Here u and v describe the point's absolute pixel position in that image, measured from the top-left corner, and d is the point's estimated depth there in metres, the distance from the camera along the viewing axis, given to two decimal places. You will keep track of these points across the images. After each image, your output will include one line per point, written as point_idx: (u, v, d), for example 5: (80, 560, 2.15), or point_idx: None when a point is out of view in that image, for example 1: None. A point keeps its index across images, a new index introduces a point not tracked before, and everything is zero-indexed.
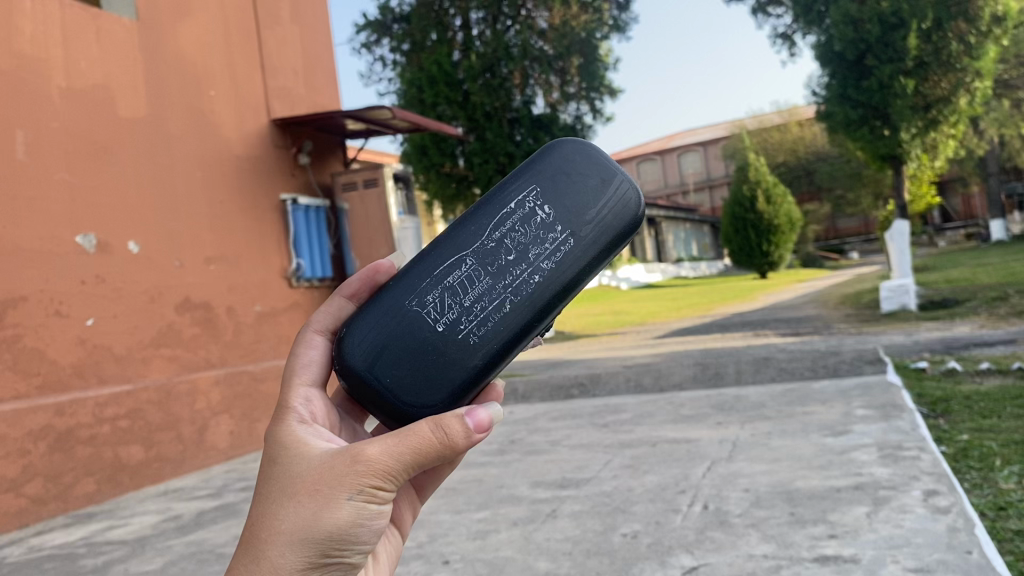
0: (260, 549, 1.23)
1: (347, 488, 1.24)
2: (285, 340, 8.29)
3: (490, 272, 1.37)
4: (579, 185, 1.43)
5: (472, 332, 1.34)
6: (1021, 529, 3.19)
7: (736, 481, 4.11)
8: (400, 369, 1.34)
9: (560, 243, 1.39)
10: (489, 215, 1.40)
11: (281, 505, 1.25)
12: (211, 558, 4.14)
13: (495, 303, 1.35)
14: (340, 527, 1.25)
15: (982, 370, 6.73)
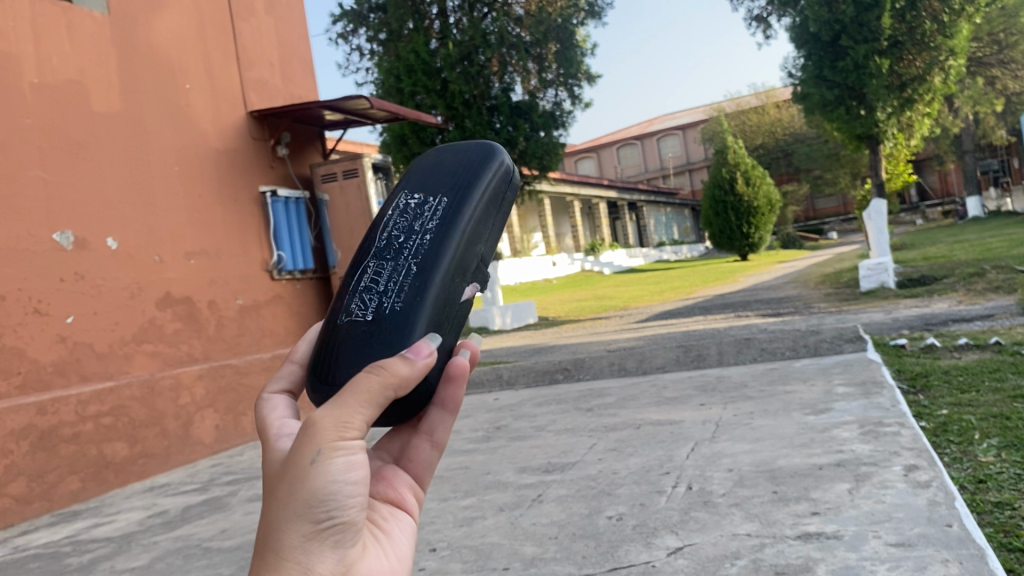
0: (262, 544, 1.15)
1: (308, 456, 1.16)
2: (268, 332, 8.26)
3: (392, 258, 1.38)
4: (439, 176, 1.49)
5: (396, 298, 1.32)
6: (1000, 500, 3.24)
7: (719, 461, 4.15)
8: (349, 363, 1.29)
9: (435, 210, 1.43)
10: (376, 233, 1.46)
11: (269, 504, 1.18)
12: (198, 553, 4.14)
13: (404, 274, 1.35)
14: (317, 497, 1.16)
15: (960, 346, 6.81)
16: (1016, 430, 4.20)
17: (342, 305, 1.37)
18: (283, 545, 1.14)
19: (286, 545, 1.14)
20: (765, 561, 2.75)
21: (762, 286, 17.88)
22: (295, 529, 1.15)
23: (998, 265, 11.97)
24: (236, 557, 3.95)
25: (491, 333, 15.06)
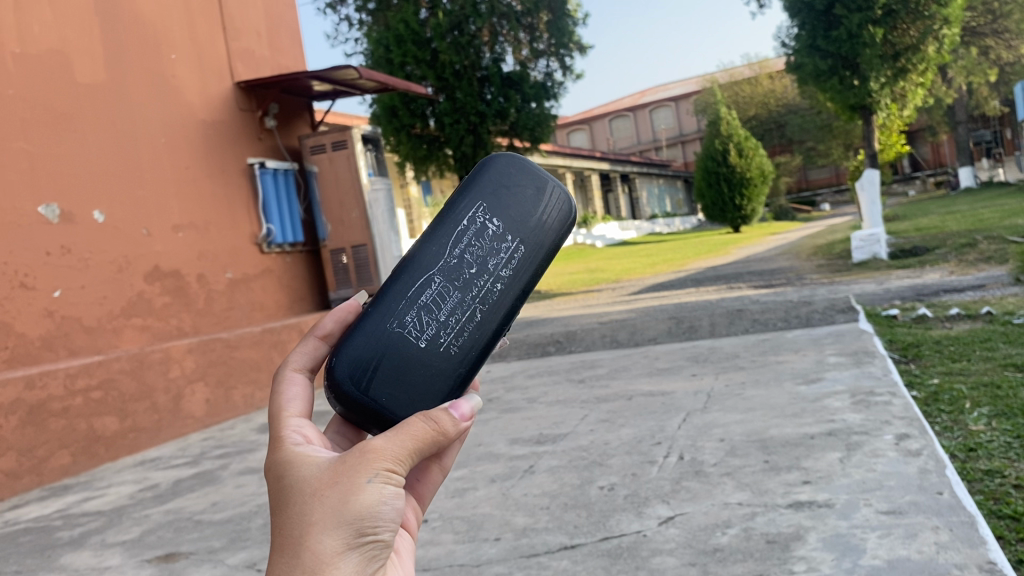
0: (294, 543, 0.97)
1: (366, 467, 1.01)
2: (258, 306, 8.21)
3: (458, 286, 1.26)
4: (519, 203, 1.33)
5: (454, 343, 1.25)
6: (990, 469, 3.24)
7: (711, 431, 4.14)
8: (391, 389, 1.21)
9: (513, 254, 1.30)
10: (446, 234, 1.29)
11: (306, 500, 1.00)
12: (189, 526, 4.12)
13: (467, 315, 1.26)
14: (368, 511, 1.00)
15: (952, 316, 6.81)
16: (1007, 399, 4.20)
17: (392, 304, 1.24)
18: (322, 552, 0.97)
19: (324, 551, 0.97)
20: (757, 529, 2.74)
21: (755, 257, 17.87)
22: (331, 538, 0.98)
23: (990, 235, 11.96)
24: (227, 529, 3.94)
25: None
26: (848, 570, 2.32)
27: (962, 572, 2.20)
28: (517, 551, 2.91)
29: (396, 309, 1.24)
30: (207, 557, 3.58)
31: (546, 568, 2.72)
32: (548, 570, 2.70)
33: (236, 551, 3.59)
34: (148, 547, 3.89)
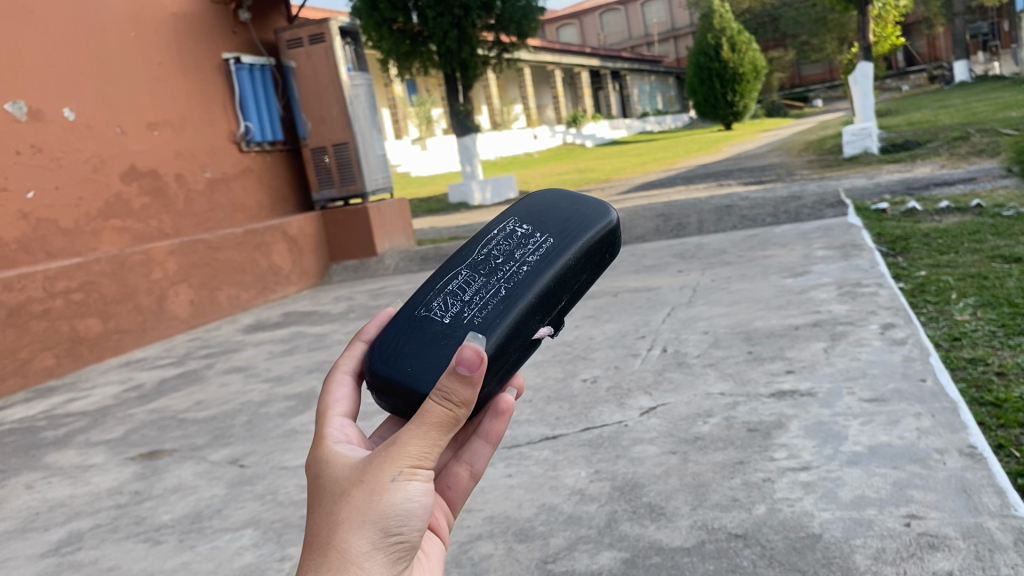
0: (321, 541, 0.91)
1: (391, 463, 0.93)
2: (240, 207, 8.06)
3: (483, 273, 1.11)
4: (553, 209, 1.19)
5: (477, 316, 1.07)
6: (973, 358, 3.22)
7: (695, 324, 4.12)
8: (414, 365, 1.06)
9: (543, 245, 1.13)
10: (475, 241, 1.18)
11: (335, 499, 0.93)
12: (172, 424, 4.11)
13: (492, 293, 1.09)
14: (393, 510, 0.92)
15: (941, 210, 6.73)
16: (993, 290, 4.16)
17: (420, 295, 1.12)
18: (347, 553, 0.90)
19: (350, 551, 0.90)
20: (738, 418, 2.72)
21: (746, 155, 17.64)
22: (355, 540, 0.90)
23: (983, 128, 11.81)
24: (211, 427, 3.93)
25: (471, 207, 14.93)
26: (829, 456, 2.30)
27: (942, 456, 2.18)
28: (498, 443, 2.89)
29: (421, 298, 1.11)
30: (190, 454, 3.57)
31: (527, 458, 2.71)
32: (529, 461, 2.68)
33: (219, 448, 3.58)
34: (132, 445, 3.88)
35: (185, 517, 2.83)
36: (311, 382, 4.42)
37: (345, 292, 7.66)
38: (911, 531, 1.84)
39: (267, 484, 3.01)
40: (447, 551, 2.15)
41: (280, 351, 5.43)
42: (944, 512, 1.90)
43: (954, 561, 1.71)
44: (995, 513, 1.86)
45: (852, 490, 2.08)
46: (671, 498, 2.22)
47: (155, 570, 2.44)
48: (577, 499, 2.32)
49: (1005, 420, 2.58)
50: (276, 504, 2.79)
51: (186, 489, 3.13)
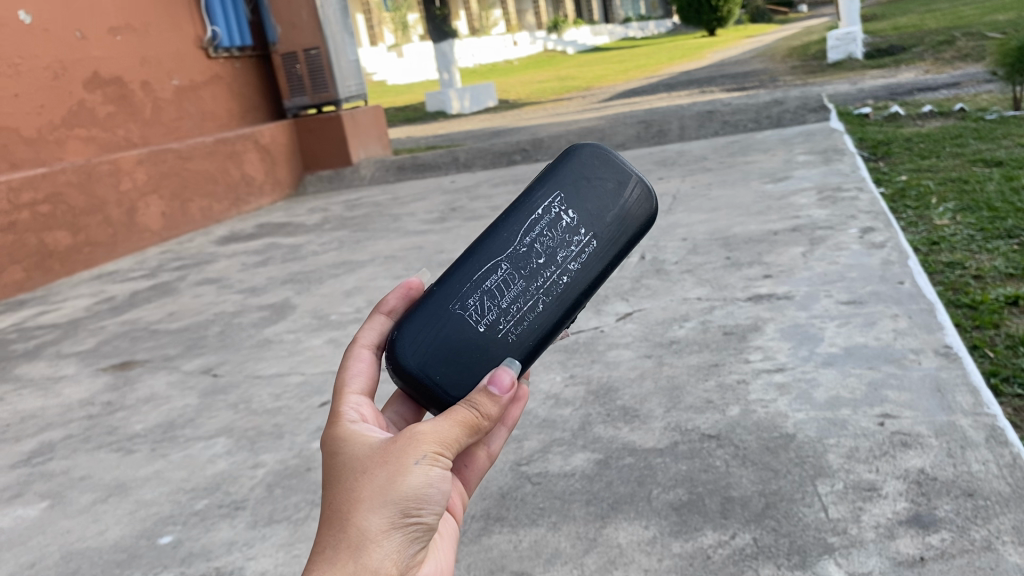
0: (339, 516, 0.85)
1: (413, 447, 0.89)
2: (210, 116, 7.83)
3: (523, 275, 1.13)
4: (600, 194, 1.17)
5: (513, 331, 1.10)
6: (951, 261, 3.19)
7: (674, 231, 4.06)
8: (444, 369, 1.07)
9: (585, 248, 1.15)
10: (519, 219, 1.15)
11: (353, 476, 0.88)
12: (144, 336, 4.05)
13: (530, 305, 1.12)
14: (413, 493, 0.87)
15: (924, 115, 6.63)
16: (974, 194, 4.12)
17: (454, 285, 1.11)
18: (366, 530, 0.84)
19: (368, 529, 0.84)
20: (714, 323, 2.69)
21: (729, 61, 17.34)
22: (376, 518, 0.85)
23: (968, 32, 11.61)
24: (184, 337, 3.88)
25: (449, 116, 14.63)
26: (804, 358, 2.28)
27: (917, 357, 2.16)
28: None
29: (458, 290, 1.10)
30: (163, 364, 3.52)
31: None
32: None
33: (192, 358, 3.53)
34: (104, 357, 3.83)
35: (157, 427, 2.79)
36: (285, 292, 4.36)
37: (320, 202, 7.53)
38: (884, 431, 1.83)
39: (240, 393, 2.97)
40: None
41: (254, 263, 5.35)
42: (918, 412, 1.89)
43: (926, 458, 1.70)
44: (967, 411, 1.85)
45: (827, 391, 2.07)
46: (645, 401, 2.20)
47: (128, 479, 2.41)
48: (552, 404, 2.30)
49: (981, 322, 2.57)
50: (250, 412, 2.76)
51: (158, 399, 3.09)
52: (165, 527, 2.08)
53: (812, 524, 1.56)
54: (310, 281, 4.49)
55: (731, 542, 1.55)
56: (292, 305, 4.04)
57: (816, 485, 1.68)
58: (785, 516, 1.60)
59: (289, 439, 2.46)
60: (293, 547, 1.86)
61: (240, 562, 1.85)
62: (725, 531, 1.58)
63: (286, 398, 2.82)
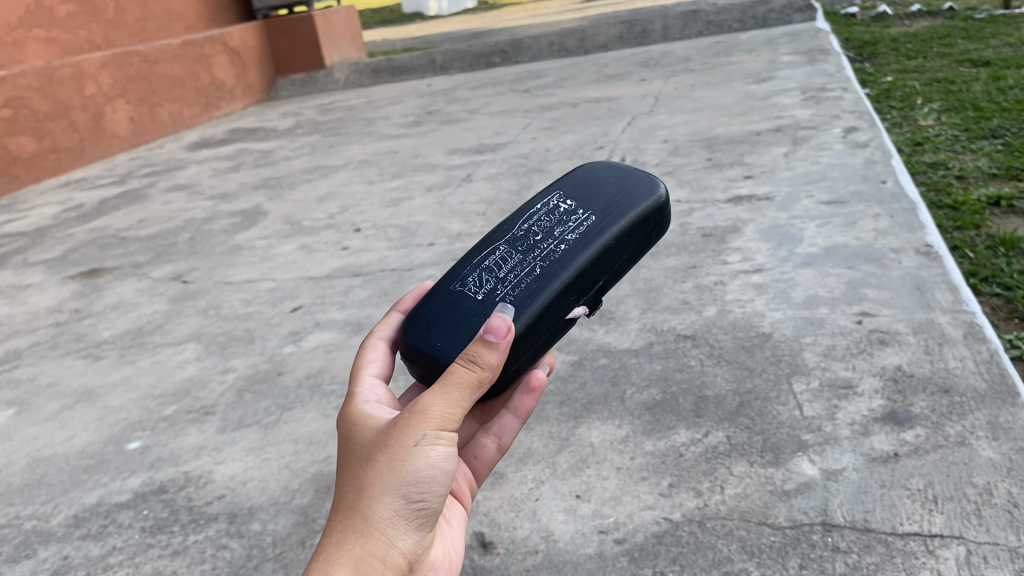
0: (345, 505, 0.83)
1: (413, 427, 0.84)
2: (177, 15, 7.46)
3: (520, 250, 1.08)
4: (599, 186, 1.15)
5: (510, 293, 1.03)
6: (935, 162, 3.14)
7: (655, 133, 3.96)
8: (443, 336, 1.01)
9: (581, 223, 1.10)
10: (518, 214, 1.14)
11: (359, 463, 0.85)
12: (113, 243, 3.96)
13: (528, 271, 1.05)
14: (415, 476, 0.84)
15: (912, 15, 6.45)
16: (959, 94, 4.04)
17: (456, 270, 1.08)
18: (370, 519, 0.82)
19: (373, 516, 0.82)
20: (693, 225, 2.64)
21: None
22: (379, 507, 0.83)
23: None
24: (153, 244, 3.79)
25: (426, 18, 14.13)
26: (783, 259, 2.24)
27: (897, 256, 2.13)
28: (449, 255, 2.78)
29: (458, 273, 1.07)
30: (131, 271, 3.44)
31: None
32: None
33: (161, 265, 3.45)
34: (72, 264, 3.74)
35: (126, 334, 2.74)
36: (257, 198, 4.25)
37: (293, 107, 7.32)
38: (861, 329, 1.81)
39: (210, 299, 2.92)
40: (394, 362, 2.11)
41: (226, 169, 5.21)
42: (896, 309, 1.86)
43: (904, 355, 1.68)
44: (946, 309, 1.82)
45: (805, 291, 2.03)
46: (622, 303, 2.16)
47: (96, 386, 2.37)
48: None
49: (962, 223, 2.53)
50: (220, 318, 2.71)
51: (127, 306, 3.02)
52: (133, 433, 2.04)
53: (787, 422, 1.54)
54: (282, 187, 4.38)
55: (704, 440, 1.53)
56: (264, 212, 3.95)
57: (792, 383, 1.65)
58: (760, 414, 1.58)
59: (260, 345, 2.41)
60: (263, 451, 1.83)
61: (209, 466, 1.82)
62: (699, 430, 1.56)
63: (257, 303, 2.76)
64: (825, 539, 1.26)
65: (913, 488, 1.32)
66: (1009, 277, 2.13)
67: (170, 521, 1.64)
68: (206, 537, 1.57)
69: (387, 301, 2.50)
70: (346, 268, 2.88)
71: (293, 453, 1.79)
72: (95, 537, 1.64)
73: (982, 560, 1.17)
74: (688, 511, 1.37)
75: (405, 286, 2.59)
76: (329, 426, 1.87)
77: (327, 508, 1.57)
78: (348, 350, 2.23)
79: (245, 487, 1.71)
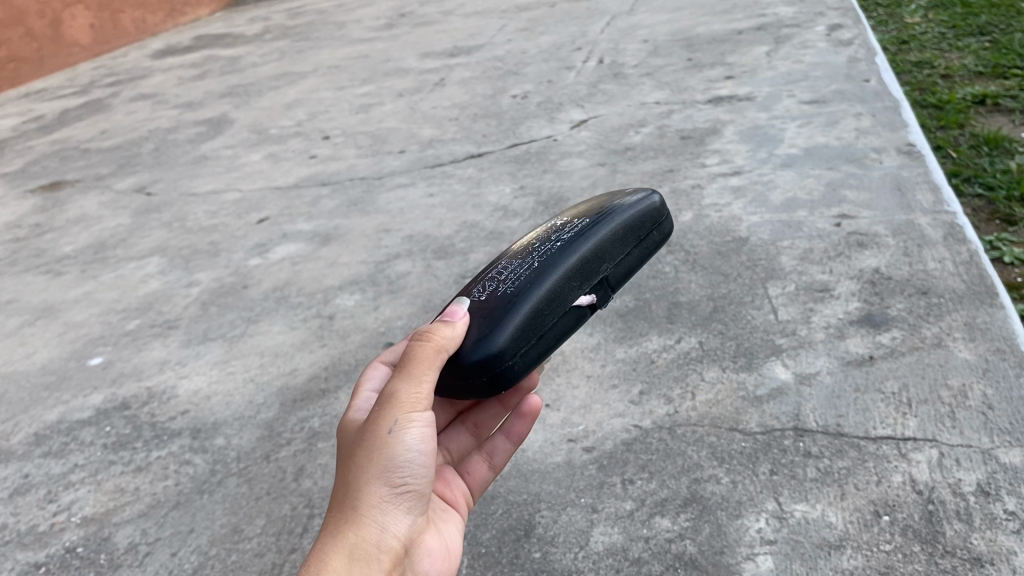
0: (336, 501, 0.85)
1: (386, 414, 0.86)
2: None
3: (525, 256, 1.02)
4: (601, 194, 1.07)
5: (508, 287, 0.96)
6: (920, 61, 3.04)
7: (635, 34, 3.81)
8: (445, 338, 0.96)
9: (575, 224, 1.03)
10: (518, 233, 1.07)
11: (346, 461, 0.87)
12: (75, 155, 3.82)
13: (524, 266, 0.99)
14: (395, 460, 0.85)
15: None
16: None
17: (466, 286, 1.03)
18: (359, 509, 0.83)
19: (362, 505, 0.84)
20: (671, 128, 2.55)
21: None
22: (364, 497, 0.84)
23: None
24: (116, 156, 3.66)
25: None
26: (762, 161, 2.17)
27: (879, 156, 2.06)
28: (420, 163, 2.69)
29: (468, 288, 1.03)
30: (93, 184, 3.33)
31: (450, 177, 2.52)
32: (451, 180, 2.50)
33: (125, 177, 3.34)
34: (32, 178, 3.62)
35: (88, 248, 2.65)
36: (222, 107, 4.10)
37: (262, 11, 7.01)
38: (840, 232, 1.76)
39: (175, 211, 2.82)
40: (364, 272, 2.05)
41: (192, 77, 5.02)
42: (876, 211, 1.81)
43: (882, 258, 1.63)
44: (926, 211, 1.77)
45: (784, 193, 1.98)
46: None
47: (56, 302, 2.30)
48: (499, 216, 2.18)
49: (945, 122, 2.46)
50: (185, 230, 2.63)
51: (89, 220, 2.93)
52: (95, 349, 1.99)
53: (761, 327, 1.50)
54: (249, 95, 4.22)
55: (676, 346, 1.50)
56: (230, 121, 3.81)
57: (767, 287, 1.61)
58: (733, 318, 1.54)
59: (225, 257, 2.34)
60: (228, 365, 1.79)
61: (173, 381, 1.77)
62: (671, 336, 1.53)
63: (223, 215, 2.67)
64: (797, 444, 1.23)
65: (888, 392, 1.30)
66: (992, 177, 2.07)
67: (132, 438, 1.60)
68: (169, 453, 1.54)
69: (356, 211, 2.42)
70: (314, 178, 2.79)
71: (259, 367, 1.75)
72: (56, 455, 1.60)
73: (953, 462, 1.15)
74: (658, 418, 1.34)
75: (374, 196, 2.50)
76: (295, 338, 1.83)
77: (293, 422, 1.54)
78: (316, 262, 2.16)
79: (209, 402, 1.67)
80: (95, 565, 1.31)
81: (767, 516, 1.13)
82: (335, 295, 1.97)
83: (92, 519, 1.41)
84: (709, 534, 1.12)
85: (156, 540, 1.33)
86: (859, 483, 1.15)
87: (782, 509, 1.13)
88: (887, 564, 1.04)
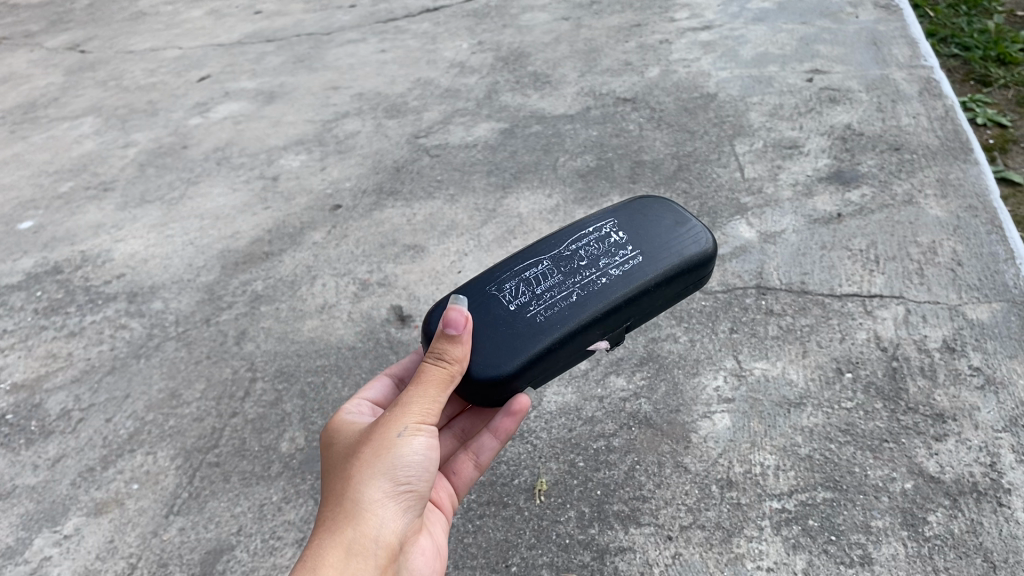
0: (332, 496, 0.71)
1: (390, 415, 0.73)
2: None
3: (562, 271, 0.83)
4: (658, 222, 0.87)
5: (536, 315, 0.80)
6: None
7: None
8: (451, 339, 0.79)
9: (631, 262, 0.83)
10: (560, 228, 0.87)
11: (340, 463, 0.73)
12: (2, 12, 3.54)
13: (558, 298, 0.81)
14: (397, 463, 0.72)
15: None
16: None
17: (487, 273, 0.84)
18: (360, 504, 0.69)
19: (360, 503, 0.70)
20: None
21: None
22: (366, 494, 0.70)
23: None
24: (47, 12, 3.40)
25: None
26: (734, 15, 2.05)
27: (856, 10, 1.95)
28: (372, 18, 2.52)
29: (493, 274, 0.84)
30: (23, 42, 3.10)
31: (404, 32, 2.36)
32: (405, 35, 2.34)
33: (57, 34, 3.11)
34: None
35: (17, 108, 2.48)
36: None
37: None
38: (812, 87, 1.67)
39: (111, 70, 2.64)
40: (311, 131, 1.93)
41: None
42: (850, 66, 1.72)
43: (855, 113, 1.56)
44: (902, 66, 1.68)
45: (755, 48, 1.87)
46: (558, 66, 1.98)
47: None
48: (455, 73, 2.05)
49: None
50: (121, 90, 2.46)
51: (18, 78, 2.73)
52: (25, 213, 1.87)
53: (726, 185, 1.43)
54: None
55: None
56: None
57: (734, 145, 1.53)
58: (698, 177, 1.47)
59: (164, 117, 2.20)
60: (166, 228, 1.69)
61: (108, 245, 1.67)
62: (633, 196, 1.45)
63: (162, 74, 2.50)
64: (759, 303, 1.19)
65: (855, 249, 1.25)
66: (969, 37, 1.98)
67: (65, 303, 1.52)
68: (104, 318, 1.46)
69: (303, 68, 2.28)
70: (260, 34, 2.61)
71: (199, 230, 1.66)
72: None
73: (920, 319, 1.11)
74: None
75: (323, 52, 2.35)
76: (238, 200, 1.73)
77: (235, 286, 1.46)
78: (260, 121, 2.04)
79: (146, 265, 1.58)
80: (26, 432, 1.25)
81: (726, 374, 1.09)
82: (280, 155, 1.86)
83: (23, 385, 1.34)
84: (665, 393, 1.08)
85: (89, 406, 1.27)
86: (823, 341, 1.11)
87: (741, 367, 1.10)
88: (849, 420, 1.01)
